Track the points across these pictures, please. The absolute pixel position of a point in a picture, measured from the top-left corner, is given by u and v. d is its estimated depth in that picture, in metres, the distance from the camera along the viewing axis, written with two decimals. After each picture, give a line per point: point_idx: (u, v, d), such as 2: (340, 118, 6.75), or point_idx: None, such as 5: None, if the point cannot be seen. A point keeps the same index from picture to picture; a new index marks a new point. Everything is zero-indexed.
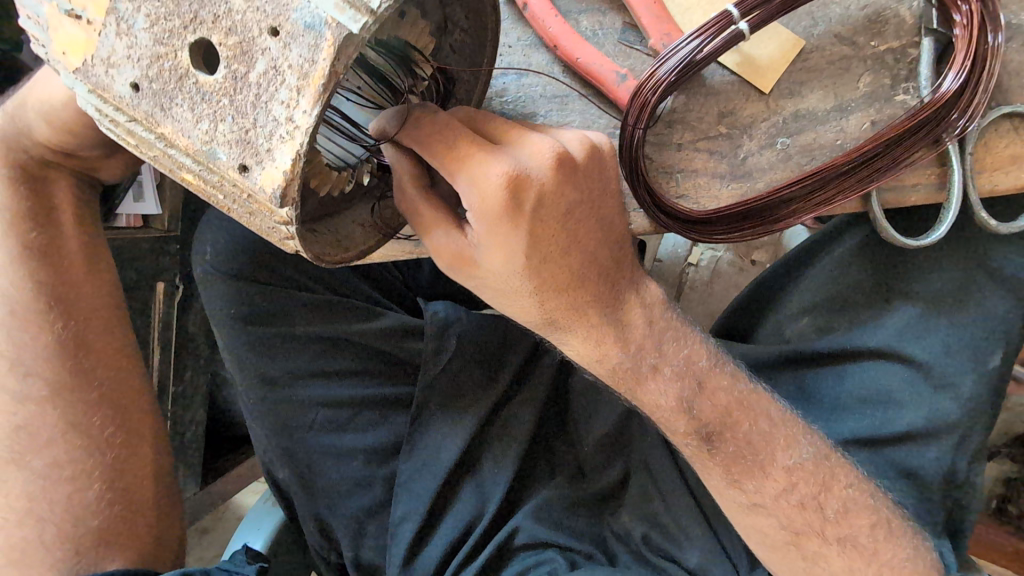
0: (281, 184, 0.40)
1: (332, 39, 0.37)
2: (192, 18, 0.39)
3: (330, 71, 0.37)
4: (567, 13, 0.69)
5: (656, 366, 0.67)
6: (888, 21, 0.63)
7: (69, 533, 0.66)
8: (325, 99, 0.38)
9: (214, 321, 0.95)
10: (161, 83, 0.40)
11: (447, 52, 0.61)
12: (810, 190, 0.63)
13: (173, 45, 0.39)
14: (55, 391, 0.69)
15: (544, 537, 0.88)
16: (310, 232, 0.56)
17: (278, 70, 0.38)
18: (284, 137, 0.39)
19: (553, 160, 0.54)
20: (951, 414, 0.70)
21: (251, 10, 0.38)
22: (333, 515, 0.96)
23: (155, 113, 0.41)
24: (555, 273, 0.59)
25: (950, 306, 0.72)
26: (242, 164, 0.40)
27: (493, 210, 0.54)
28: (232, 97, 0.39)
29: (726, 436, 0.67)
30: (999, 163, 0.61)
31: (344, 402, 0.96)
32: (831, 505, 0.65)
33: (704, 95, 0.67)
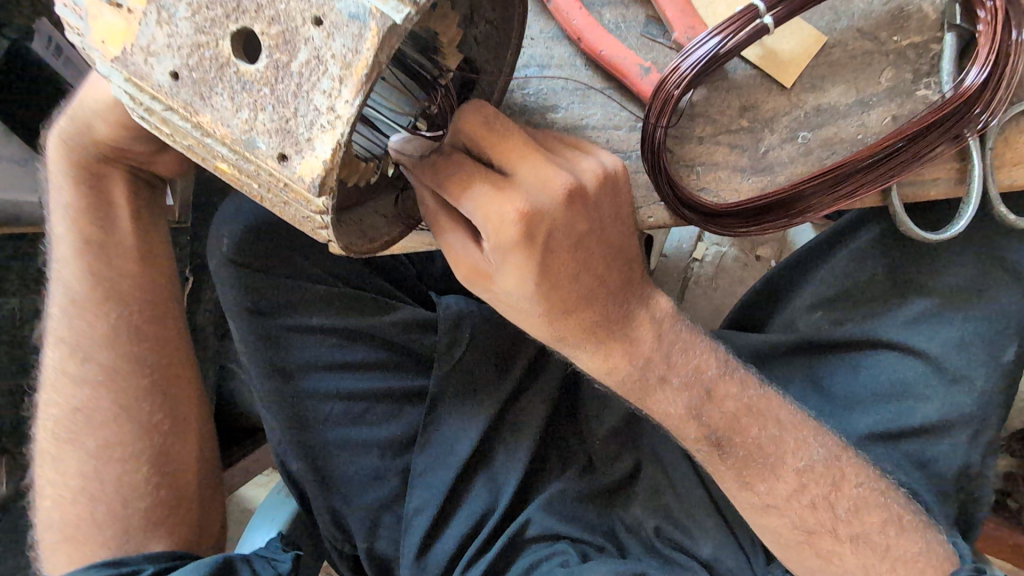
0: (321, 173, 0.40)
1: (375, 29, 0.37)
2: (235, 7, 0.39)
3: (373, 62, 0.37)
4: (589, 6, 0.68)
5: (664, 377, 0.69)
6: (910, 16, 0.64)
7: (117, 512, 0.68)
8: (367, 89, 0.38)
9: (228, 312, 0.95)
10: (201, 71, 0.41)
11: (471, 44, 0.62)
12: (831, 186, 0.63)
13: (214, 34, 0.40)
14: (109, 375, 0.71)
15: (556, 529, 0.90)
16: (338, 222, 0.56)
17: (321, 59, 0.38)
18: (325, 126, 0.39)
19: (564, 193, 0.55)
20: (966, 406, 0.71)
21: (294, 1, 0.38)
22: (348, 507, 0.96)
23: (194, 103, 0.42)
24: (564, 294, 0.61)
25: (965, 301, 0.73)
26: (281, 153, 0.41)
27: (506, 243, 0.55)
28: (273, 87, 0.39)
29: (735, 442, 0.69)
30: (1018, 158, 0.62)
31: (359, 393, 0.97)
32: (842, 504, 0.67)
33: (726, 89, 0.67)
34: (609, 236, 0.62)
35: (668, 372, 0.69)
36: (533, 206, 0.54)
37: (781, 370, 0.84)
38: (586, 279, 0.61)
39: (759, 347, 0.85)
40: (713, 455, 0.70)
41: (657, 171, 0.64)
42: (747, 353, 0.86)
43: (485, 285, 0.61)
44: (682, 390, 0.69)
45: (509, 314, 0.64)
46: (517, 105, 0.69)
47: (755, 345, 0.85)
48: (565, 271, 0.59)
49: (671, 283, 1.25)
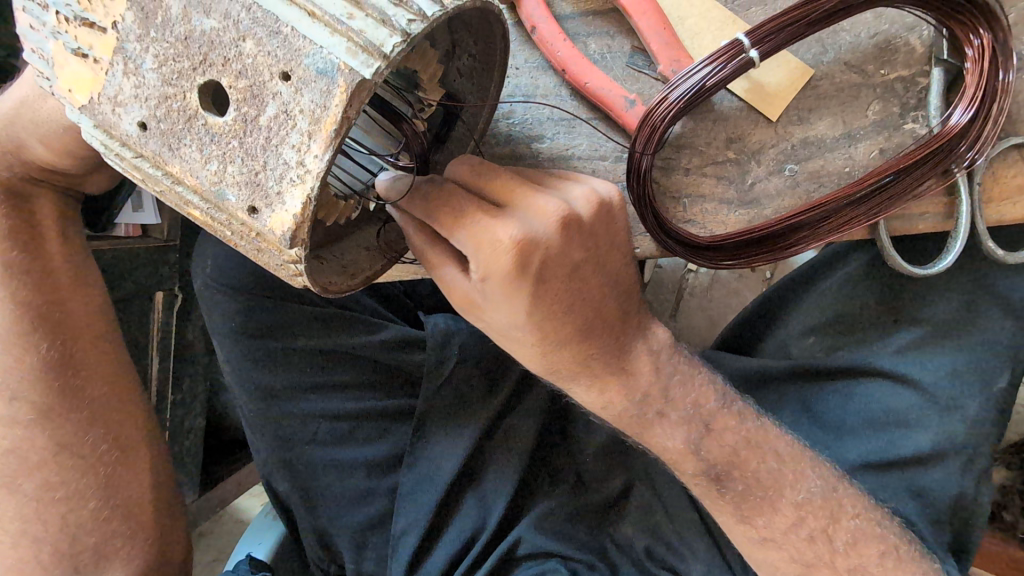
0: (291, 227, 0.40)
1: (344, 86, 0.36)
2: (201, 59, 0.38)
3: (342, 117, 0.37)
4: (575, 37, 0.67)
5: (662, 412, 0.69)
6: (898, 49, 0.63)
7: (66, 550, 0.69)
8: (336, 144, 0.37)
9: (214, 336, 0.95)
10: (169, 122, 0.40)
11: (454, 77, 0.61)
12: (818, 221, 0.63)
13: (181, 85, 0.39)
14: (41, 414, 0.69)
15: (546, 547, 0.89)
16: (316, 262, 0.57)
17: (289, 114, 0.37)
18: (295, 180, 0.38)
19: (559, 221, 0.55)
20: (956, 435, 0.70)
21: (262, 55, 0.37)
22: (335, 527, 0.96)
23: (164, 153, 0.41)
24: (558, 326, 0.60)
25: (955, 331, 0.72)
26: (251, 206, 0.40)
27: (499, 275, 0.54)
28: (241, 139, 0.39)
29: (735, 475, 0.68)
30: (1005, 194, 0.61)
31: (345, 415, 0.96)
32: (840, 536, 0.66)
33: (712, 121, 0.66)
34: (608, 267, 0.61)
35: (665, 407, 0.69)
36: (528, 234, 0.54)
37: (774, 394, 0.82)
38: (579, 313, 0.60)
39: (753, 370, 0.83)
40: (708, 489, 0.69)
41: (642, 205, 0.64)
42: (739, 377, 0.84)
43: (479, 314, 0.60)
44: (679, 425, 0.68)
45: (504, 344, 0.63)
46: (502, 134, 0.68)
47: (747, 370, 0.83)
48: (558, 305, 0.58)
49: (665, 296, 1.26)
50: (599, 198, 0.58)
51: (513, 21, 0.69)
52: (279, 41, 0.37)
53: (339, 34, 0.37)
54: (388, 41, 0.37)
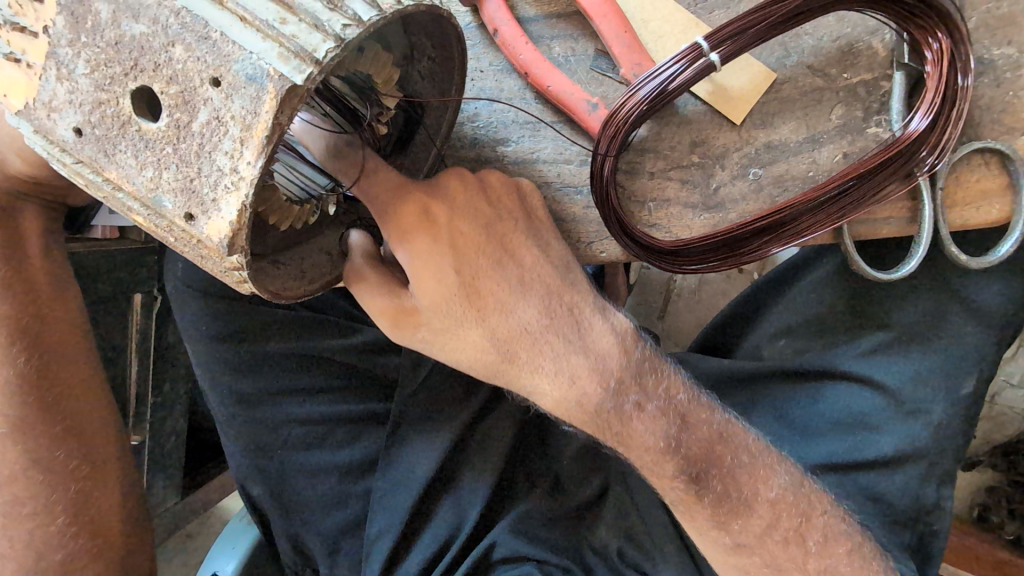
0: (228, 234, 0.39)
1: (274, 91, 0.36)
2: (133, 65, 0.37)
3: (273, 124, 0.36)
4: (538, 40, 0.67)
5: (637, 404, 0.67)
6: (860, 53, 0.62)
7: (32, 566, 0.67)
8: (269, 151, 0.37)
9: (186, 340, 0.94)
10: (104, 129, 0.39)
11: (415, 80, 0.62)
12: (782, 225, 0.63)
13: (113, 91, 0.38)
14: (17, 426, 0.69)
15: (523, 550, 0.88)
16: (273, 265, 0.56)
17: (221, 120, 0.37)
18: (229, 187, 0.38)
19: (461, 180, 0.62)
20: (922, 440, 0.70)
21: (193, 62, 0.37)
22: (308, 531, 0.96)
23: (100, 159, 0.40)
24: (491, 302, 0.62)
25: (924, 333, 0.71)
26: (189, 214, 0.40)
27: (414, 225, 0.59)
28: (175, 146, 0.38)
29: (710, 474, 0.67)
30: (970, 197, 0.61)
31: (318, 419, 0.95)
32: (811, 535, 0.66)
33: (676, 125, 0.66)
34: (534, 245, 0.64)
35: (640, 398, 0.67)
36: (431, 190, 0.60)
37: (746, 396, 0.82)
38: (511, 278, 0.63)
39: (720, 370, 0.83)
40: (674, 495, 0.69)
41: (605, 209, 0.63)
42: (708, 378, 0.84)
43: (413, 311, 0.61)
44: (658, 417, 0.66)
45: (452, 354, 0.63)
46: (466, 137, 0.68)
47: (714, 372, 0.84)
48: (483, 268, 0.61)
49: (653, 299, 1.30)
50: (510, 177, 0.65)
51: (476, 24, 0.68)
52: (209, 46, 0.36)
53: (270, 40, 0.36)
54: (320, 47, 0.36)
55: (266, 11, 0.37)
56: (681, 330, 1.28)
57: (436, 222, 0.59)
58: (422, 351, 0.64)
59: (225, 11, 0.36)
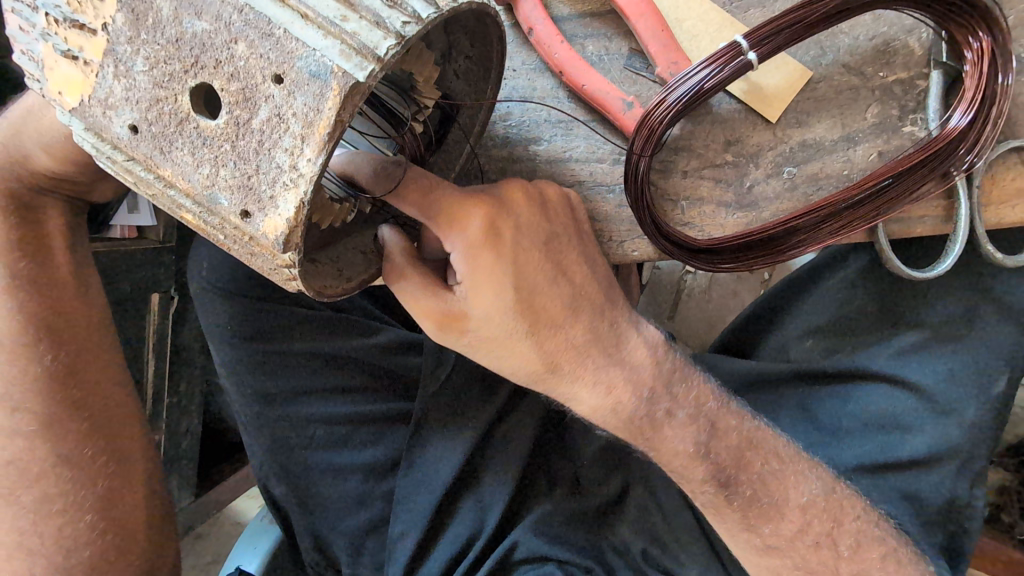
0: (284, 230, 0.39)
1: (337, 88, 0.36)
2: (193, 62, 0.37)
3: (335, 121, 0.36)
4: (572, 38, 0.67)
5: (669, 411, 0.68)
6: (897, 51, 0.62)
7: (61, 565, 0.66)
8: (330, 148, 0.37)
9: (207, 338, 0.94)
10: (160, 126, 0.39)
11: (451, 78, 0.61)
12: (822, 220, 0.62)
13: (172, 88, 0.38)
14: (45, 424, 0.68)
15: (545, 550, 0.88)
16: (311, 264, 0.56)
17: (282, 117, 0.37)
18: (288, 184, 0.38)
19: (522, 193, 0.61)
20: (953, 441, 0.70)
21: (255, 59, 0.37)
22: (330, 531, 0.96)
23: (155, 156, 0.40)
24: (543, 308, 0.61)
25: (955, 333, 0.71)
26: (245, 210, 0.40)
27: (478, 242, 0.57)
28: (234, 142, 0.38)
29: (741, 481, 0.68)
30: (1005, 197, 0.61)
31: (340, 419, 0.95)
32: (844, 540, 0.67)
33: (710, 123, 0.66)
34: (579, 251, 0.64)
35: (672, 405, 0.69)
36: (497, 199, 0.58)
37: (772, 398, 0.83)
38: (562, 290, 0.62)
39: (746, 373, 0.84)
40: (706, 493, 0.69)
41: (640, 209, 0.64)
42: (734, 380, 0.85)
43: (460, 326, 0.60)
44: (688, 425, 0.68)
45: (494, 357, 0.63)
46: (499, 136, 0.68)
47: (740, 374, 0.85)
48: (540, 280, 0.61)
49: (664, 300, 1.30)
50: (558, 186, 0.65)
51: (509, 23, 0.68)
52: (271, 43, 0.36)
53: (332, 37, 0.36)
54: (382, 44, 0.36)
55: (328, 9, 0.37)
56: (696, 329, 1.29)
57: (503, 236, 0.57)
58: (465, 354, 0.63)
59: (287, 8, 0.37)
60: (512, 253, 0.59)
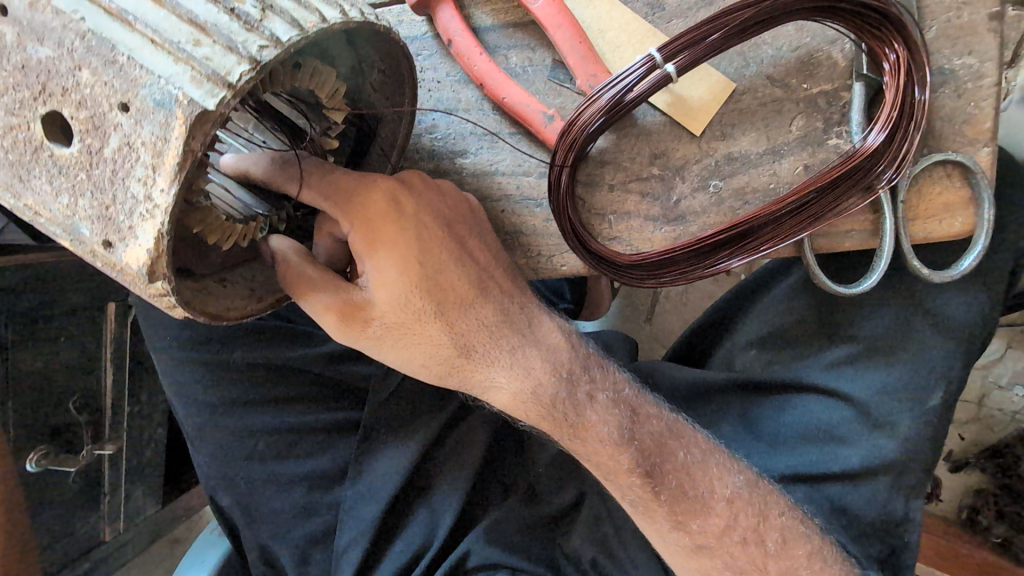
0: (146, 261, 0.43)
1: (183, 116, 0.39)
2: (41, 89, 0.42)
3: (182, 150, 0.40)
4: (495, 50, 0.66)
5: (590, 394, 0.67)
6: (820, 63, 0.61)
7: None
8: (180, 177, 0.41)
9: (152, 348, 0.94)
10: (17, 153, 0.44)
11: (367, 91, 0.61)
12: (734, 239, 0.62)
13: (25, 115, 0.43)
14: None
15: (497, 559, 0.86)
16: (220, 284, 0.56)
17: (131, 146, 0.41)
18: (144, 215, 0.42)
19: (416, 179, 0.62)
20: (888, 452, 0.69)
21: (100, 86, 0.41)
22: (277, 543, 0.94)
23: (17, 183, 0.45)
24: (449, 291, 0.63)
25: (890, 347, 0.70)
26: (107, 241, 0.44)
27: (378, 218, 0.59)
28: (88, 172, 0.43)
29: (665, 471, 0.67)
30: (934, 211, 0.60)
31: (282, 429, 0.94)
32: (770, 536, 0.64)
33: (635, 136, 0.65)
34: (484, 238, 0.64)
35: (593, 388, 0.68)
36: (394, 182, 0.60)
37: (716, 408, 0.81)
38: (467, 273, 0.63)
39: (691, 381, 0.83)
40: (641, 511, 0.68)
41: (561, 216, 0.62)
42: (677, 388, 0.84)
43: (365, 315, 0.60)
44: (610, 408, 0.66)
45: (401, 347, 0.63)
46: (425, 149, 0.67)
47: (683, 382, 0.83)
48: (443, 262, 0.62)
49: (638, 308, 1.30)
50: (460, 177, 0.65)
51: (431, 34, 0.67)
52: (115, 69, 0.40)
53: (182, 62, 0.40)
54: (234, 69, 0.40)
55: (179, 33, 0.41)
56: (669, 332, 1.28)
57: (403, 214, 0.59)
58: (369, 350, 0.62)
59: (135, 33, 0.41)
60: (413, 232, 0.60)
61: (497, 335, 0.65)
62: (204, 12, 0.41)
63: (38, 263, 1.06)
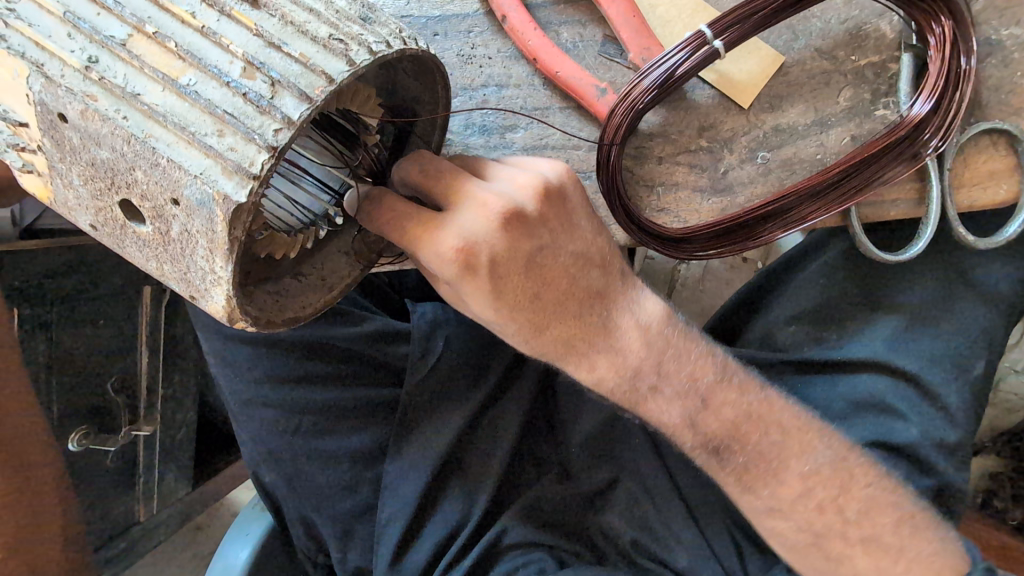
0: (223, 316, 0.49)
1: (221, 212, 0.43)
2: (112, 181, 0.46)
3: (228, 240, 0.44)
4: (546, 26, 0.67)
5: (654, 387, 0.67)
6: (868, 35, 0.63)
7: None
8: (232, 259, 0.45)
9: (197, 329, 0.96)
10: (111, 230, 0.50)
11: (404, 79, 0.58)
12: (795, 220, 0.63)
13: (106, 200, 0.48)
14: None
15: (534, 538, 0.90)
16: (296, 278, 0.60)
17: (189, 236, 0.45)
18: (214, 284, 0.47)
19: (497, 219, 0.57)
20: (935, 421, 0.70)
21: (152, 183, 0.44)
22: (319, 515, 0.96)
23: (118, 246, 0.52)
24: (535, 316, 0.61)
25: (931, 315, 0.72)
26: (192, 296, 0.50)
27: (452, 277, 0.57)
28: (164, 249, 0.48)
29: (735, 449, 0.68)
30: (978, 179, 0.61)
31: (328, 406, 0.95)
32: (852, 507, 0.66)
33: (684, 110, 0.66)
34: (568, 252, 0.61)
35: (658, 381, 0.67)
36: (468, 237, 0.56)
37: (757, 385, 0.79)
38: (551, 298, 0.61)
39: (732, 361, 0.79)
40: (711, 460, 0.69)
41: (612, 195, 0.63)
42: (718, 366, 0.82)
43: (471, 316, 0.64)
44: (674, 400, 0.67)
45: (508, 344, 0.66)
46: (474, 124, 0.67)
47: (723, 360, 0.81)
48: (525, 295, 0.60)
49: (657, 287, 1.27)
50: (544, 187, 0.60)
51: (483, 11, 0.69)
52: (159, 170, 0.43)
53: (211, 158, 0.43)
54: (256, 159, 0.42)
55: (205, 126, 0.43)
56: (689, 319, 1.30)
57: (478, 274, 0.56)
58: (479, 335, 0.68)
59: (168, 129, 0.43)
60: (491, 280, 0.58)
61: (579, 357, 0.65)
62: (223, 100, 0.43)
63: (79, 248, 1.09)
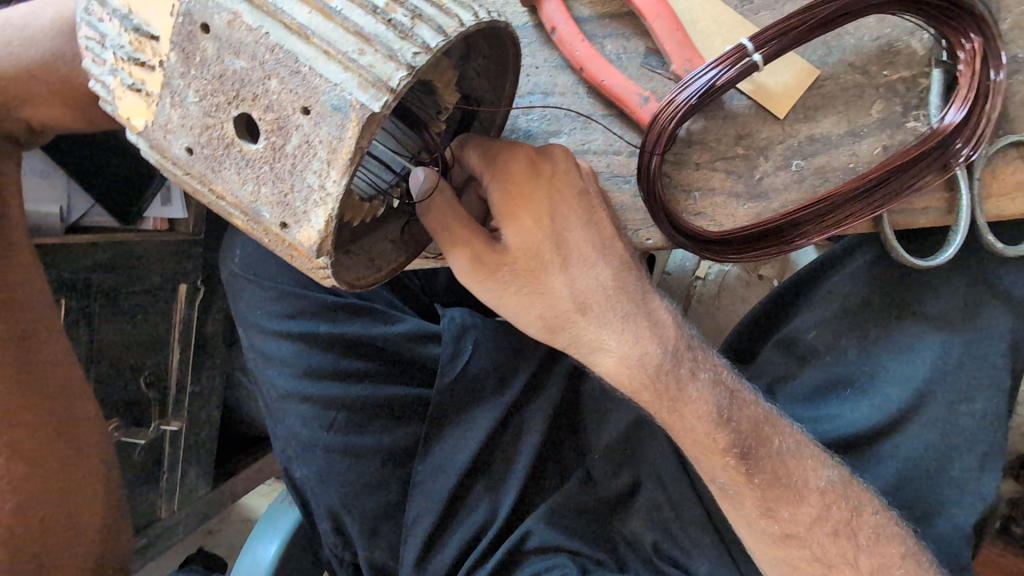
0: (317, 240, 0.49)
1: (356, 119, 0.45)
2: (235, 95, 0.48)
3: (354, 148, 0.45)
4: (592, 38, 0.72)
5: (693, 373, 0.70)
6: (900, 52, 0.67)
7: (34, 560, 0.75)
8: (351, 170, 0.46)
9: (241, 325, 1.02)
10: (210, 149, 0.50)
11: (471, 75, 0.64)
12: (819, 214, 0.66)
13: (219, 117, 0.49)
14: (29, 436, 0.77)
15: (556, 542, 0.89)
16: (346, 255, 0.62)
17: (311, 144, 0.46)
18: (318, 202, 0.48)
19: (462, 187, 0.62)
20: (963, 428, 0.72)
21: (285, 93, 0.46)
22: (347, 513, 0.97)
23: (208, 173, 0.51)
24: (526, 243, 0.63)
25: (960, 324, 0.73)
26: (283, 223, 0.50)
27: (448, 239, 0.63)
28: (271, 165, 0.48)
29: (763, 456, 0.69)
30: (1005, 190, 0.64)
31: (362, 405, 0.97)
32: (864, 531, 0.67)
33: (722, 118, 0.70)
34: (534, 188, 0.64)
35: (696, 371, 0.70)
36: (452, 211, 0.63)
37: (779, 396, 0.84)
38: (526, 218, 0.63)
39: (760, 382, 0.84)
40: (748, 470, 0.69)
41: (652, 202, 0.67)
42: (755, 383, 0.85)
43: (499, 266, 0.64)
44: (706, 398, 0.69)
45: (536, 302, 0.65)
46: (522, 129, 0.72)
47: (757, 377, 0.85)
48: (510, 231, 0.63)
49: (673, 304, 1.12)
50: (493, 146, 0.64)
51: (532, 24, 0.73)
52: (299, 79, 0.46)
53: (352, 71, 0.45)
54: (395, 75, 0.45)
55: (348, 44, 0.46)
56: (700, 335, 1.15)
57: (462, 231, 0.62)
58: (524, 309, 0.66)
59: (311, 45, 0.46)
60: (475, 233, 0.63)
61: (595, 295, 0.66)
62: (367, 24, 0.46)
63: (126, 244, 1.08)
